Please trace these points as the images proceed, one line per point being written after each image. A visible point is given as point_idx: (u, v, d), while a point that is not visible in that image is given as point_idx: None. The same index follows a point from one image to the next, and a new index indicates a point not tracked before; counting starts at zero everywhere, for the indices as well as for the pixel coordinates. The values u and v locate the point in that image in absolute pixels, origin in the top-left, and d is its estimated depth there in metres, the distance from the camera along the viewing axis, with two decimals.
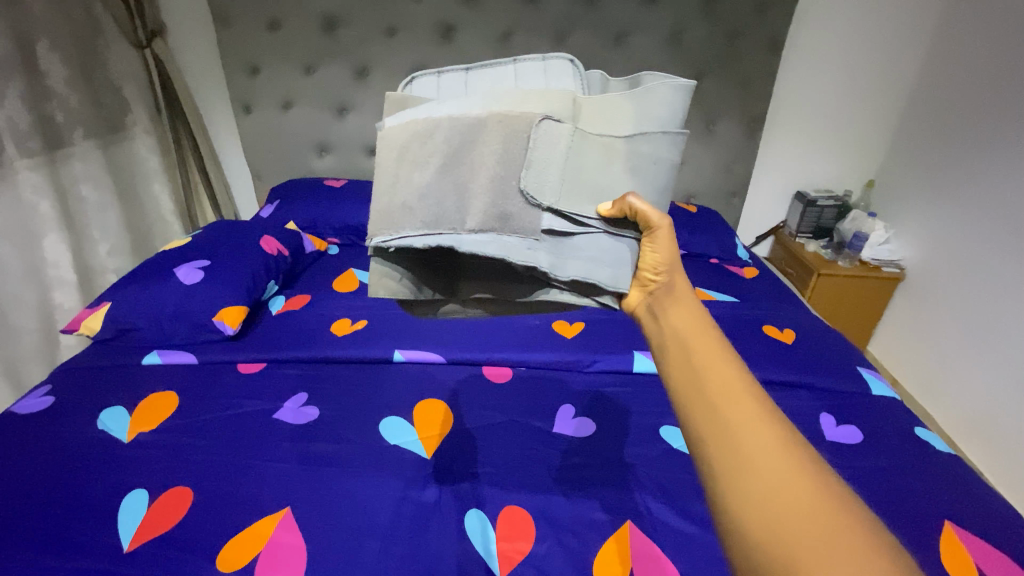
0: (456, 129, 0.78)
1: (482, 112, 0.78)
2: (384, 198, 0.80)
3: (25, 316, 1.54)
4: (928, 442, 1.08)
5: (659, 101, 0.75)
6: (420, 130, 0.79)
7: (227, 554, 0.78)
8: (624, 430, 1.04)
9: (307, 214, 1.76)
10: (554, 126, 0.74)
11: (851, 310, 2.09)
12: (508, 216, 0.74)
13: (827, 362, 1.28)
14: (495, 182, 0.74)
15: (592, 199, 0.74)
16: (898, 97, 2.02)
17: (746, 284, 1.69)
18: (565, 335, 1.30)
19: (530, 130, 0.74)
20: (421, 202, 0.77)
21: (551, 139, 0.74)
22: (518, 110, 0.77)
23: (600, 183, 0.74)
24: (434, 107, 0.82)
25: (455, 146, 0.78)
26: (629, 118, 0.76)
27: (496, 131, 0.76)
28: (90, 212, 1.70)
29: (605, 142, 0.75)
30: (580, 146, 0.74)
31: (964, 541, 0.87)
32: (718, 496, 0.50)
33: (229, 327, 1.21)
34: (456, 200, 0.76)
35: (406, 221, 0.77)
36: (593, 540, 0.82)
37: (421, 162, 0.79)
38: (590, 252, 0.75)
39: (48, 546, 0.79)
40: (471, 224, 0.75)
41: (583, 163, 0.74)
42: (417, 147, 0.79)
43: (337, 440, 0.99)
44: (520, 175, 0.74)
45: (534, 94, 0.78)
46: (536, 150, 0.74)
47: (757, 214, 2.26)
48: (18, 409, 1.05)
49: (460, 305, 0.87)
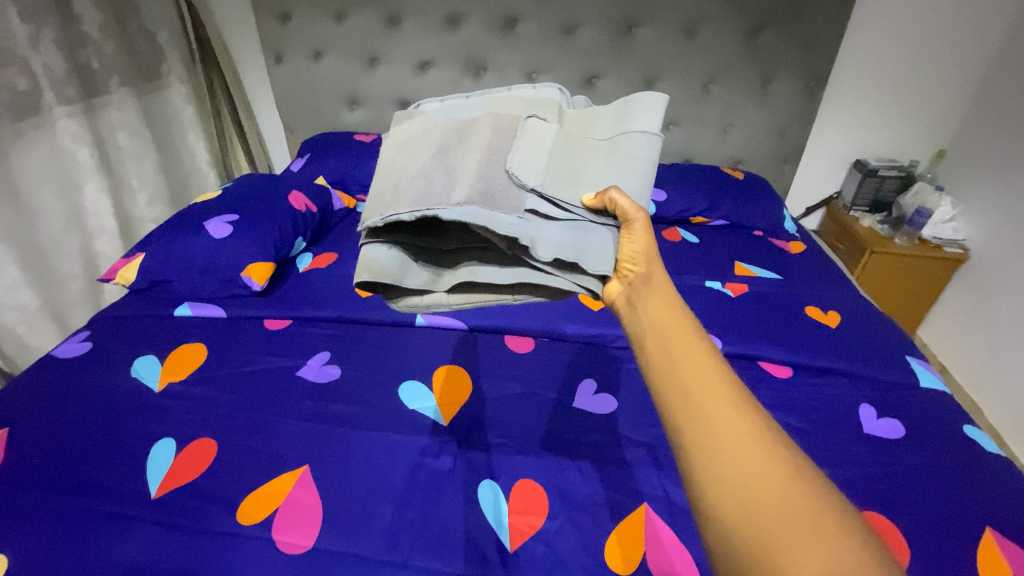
0: (451, 127, 0.79)
1: (476, 113, 0.80)
2: (378, 185, 0.76)
3: (70, 262, 1.61)
4: (976, 441, 1.00)
5: (632, 106, 0.77)
6: (418, 130, 0.80)
7: (247, 507, 0.80)
8: (645, 410, 1.00)
9: (336, 169, 1.75)
10: (540, 122, 0.77)
11: (905, 293, 1.93)
12: (493, 193, 0.70)
13: (872, 349, 1.19)
14: (483, 162, 0.73)
15: (574, 187, 0.72)
16: (986, 55, 1.78)
17: (790, 259, 1.58)
18: (592, 307, 1.26)
19: (517, 125, 0.77)
20: (411, 182, 0.73)
21: (537, 133, 0.76)
22: (508, 111, 0.79)
23: (581, 175, 0.74)
24: (432, 115, 0.83)
25: (449, 138, 0.77)
26: (609, 124, 0.78)
27: (486, 125, 0.77)
28: (128, 161, 1.73)
29: (584, 144, 0.77)
30: (564, 142, 0.76)
31: (1005, 552, 0.79)
32: (698, 500, 0.45)
33: (256, 283, 1.22)
34: (444, 179, 0.73)
35: (395, 199, 0.72)
36: (606, 522, 0.80)
37: (416, 153, 0.77)
38: (574, 237, 0.70)
39: (80, 488, 0.82)
40: (457, 199, 0.69)
41: (567, 158, 0.75)
42: (413, 143, 0.78)
43: (357, 400, 1.00)
44: (506, 158, 0.73)
45: (525, 102, 0.81)
46: (522, 140, 0.75)
47: (808, 183, 2.10)
48: (59, 353, 1.10)
49: (446, 296, 0.74)
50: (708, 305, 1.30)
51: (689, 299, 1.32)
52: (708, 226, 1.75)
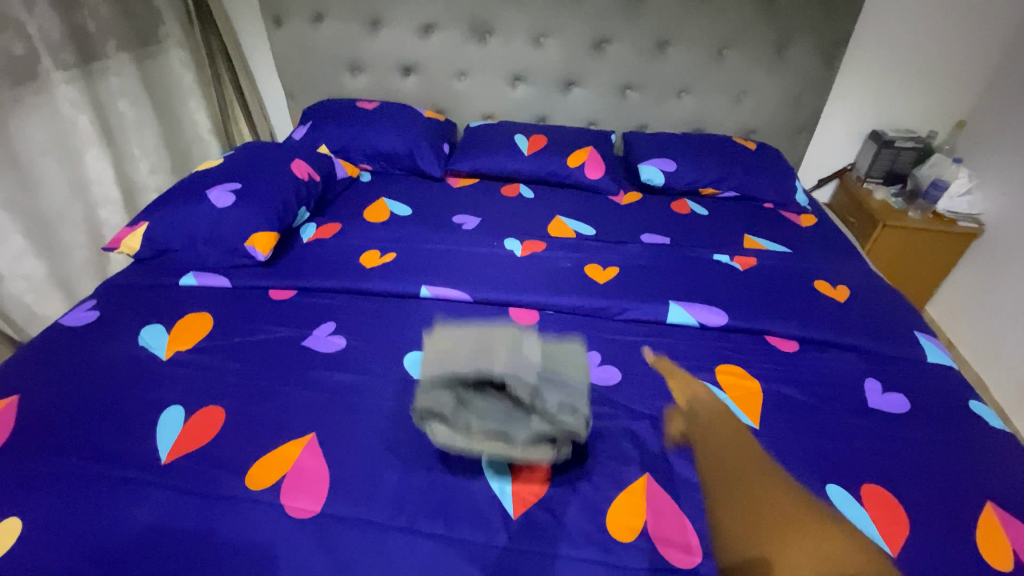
0: (470, 357, 0.91)
1: (488, 345, 0.92)
2: (423, 411, 0.85)
3: (75, 231, 1.60)
4: (980, 417, 0.99)
5: (577, 350, 0.97)
6: (442, 363, 0.90)
7: (255, 472, 0.82)
8: (649, 383, 1.00)
9: (339, 138, 1.72)
10: (526, 355, 0.91)
11: (917, 268, 1.90)
12: (513, 454, 0.82)
13: (879, 323, 1.18)
14: (501, 407, 0.85)
15: (562, 400, 0.86)
16: (1014, 18, 1.70)
17: (800, 232, 1.55)
18: (597, 280, 1.25)
19: (512, 357, 0.90)
20: (456, 426, 0.84)
21: (526, 363, 0.90)
22: (508, 348, 0.92)
23: (562, 390, 0.88)
24: (447, 349, 0.93)
25: (473, 365, 0.88)
26: (570, 357, 0.95)
27: (499, 359, 0.90)
28: (129, 129, 1.71)
29: (560, 363, 0.92)
30: (548, 365, 0.90)
31: (1005, 525, 0.80)
32: None
33: (260, 253, 1.22)
34: (475, 427, 0.83)
35: (450, 440, 0.82)
36: (608, 491, 0.81)
37: (445, 389, 0.86)
38: (565, 428, 0.83)
39: (92, 452, 0.84)
40: (484, 454, 0.82)
41: (550, 379, 0.89)
42: (441, 377, 0.88)
43: (362, 370, 1.00)
44: (519, 399, 0.85)
45: (514, 336, 0.95)
46: (519, 371, 0.88)
47: (821, 155, 2.04)
48: (66, 321, 1.11)
49: (474, 452, 0.83)
50: (715, 279, 1.28)
51: (696, 272, 1.30)
52: (717, 198, 1.71)
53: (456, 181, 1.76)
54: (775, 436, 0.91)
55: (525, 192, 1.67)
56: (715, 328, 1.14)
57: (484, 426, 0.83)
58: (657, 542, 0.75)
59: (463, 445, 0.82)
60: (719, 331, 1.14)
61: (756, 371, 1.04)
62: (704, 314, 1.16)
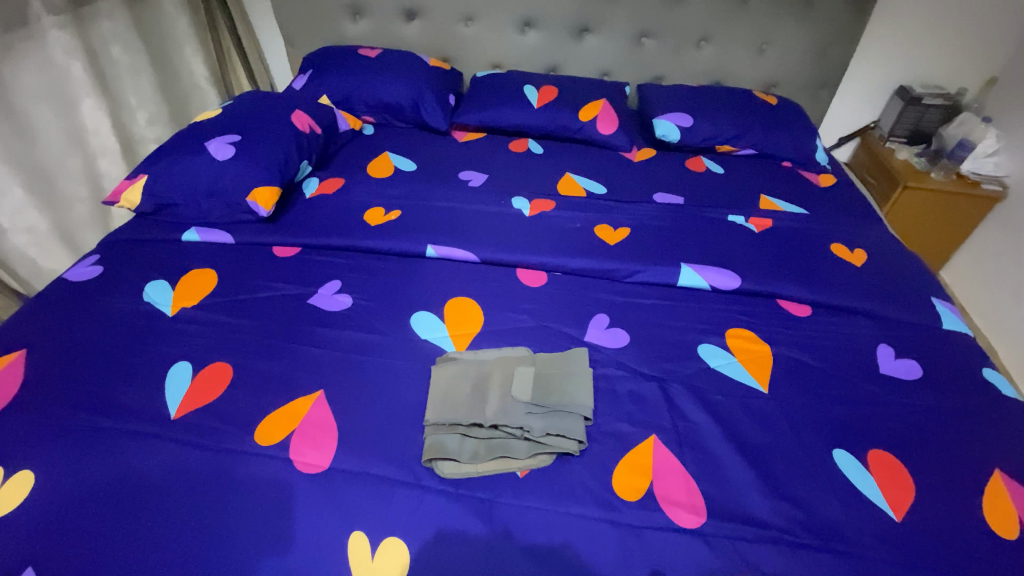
0: (465, 377, 0.88)
1: (482, 366, 0.90)
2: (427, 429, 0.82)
3: (75, 184, 1.57)
4: (994, 385, 0.98)
5: (580, 358, 0.92)
6: (440, 388, 0.87)
7: (264, 428, 0.82)
8: (657, 345, 0.99)
9: (341, 88, 1.65)
10: (521, 367, 0.89)
11: (934, 232, 1.85)
12: (510, 454, 0.79)
13: (896, 288, 1.15)
14: (497, 412, 0.82)
15: (557, 402, 0.83)
16: None
17: (819, 193, 1.50)
18: (607, 240, 1.22)
19: (507, 373, 0.88)
20: (452, 439, 0.80)
21: (521, 375, 0.87)
22: (503, 364, 0.90)
23: (558, 393, 0.85)
24: (442, 373, 0.89)
25: (469, 388, 0.86)
26: (567, 359, 0.92)
27: (493, 378, 0.88)
28: (124, 77, 1.65)
29: (555, 369, 0.89)
30: (542, 374, 0.88)
31: (1011, 494, 0.80)
32: None
33: (262, 208, 1.19)
34: (473, 438, 0.81)
35: (444, 457, 0.78)
36: (615, 451, 0.82)
37: (442, 407, 0.83)
38: (560, 427, 0.81)
39: (103, 407, 0.85)
40: (482, 459, 0.79)
41: (546, 385, 0.86)
42: (439, 398, 0.85)
43: (368, 329, 1.00)
44: (513, 407, 0.83)
45: (507, 355, 0.93)
46: (513, 385, 0.86)
47: (845, 111, 1.95)
48: (70, 276, 1.10)
49: (474, 468, 0.78)
50: (729, 241, 1.24)
51: (709, 233, 1.27)
52: (734, 156, 1.65)
53: (462, 135, 1.69)
54: (784, 400, 0.91)
55: (534, 148, 1.61)
56: (726, 291, 1.12)
57: (484, 439, 0.81)
58: (661, 502, 0.76)
59: (474, 473, 0.78)
60: (731, 294, 1.12)
61: (767, 335, 1.02)
62: (716, 277, 1.13)
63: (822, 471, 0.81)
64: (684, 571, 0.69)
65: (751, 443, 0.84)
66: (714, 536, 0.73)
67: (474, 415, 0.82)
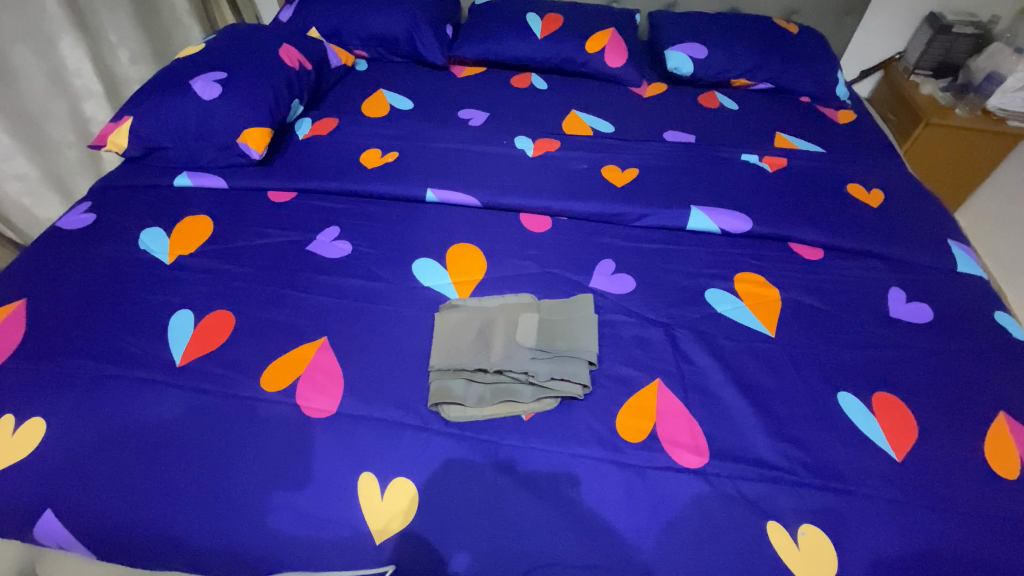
0: (470, 323, 0.87)
1: (488, 313, 0.89)
2: (432, 375, 0.82)
3: (61, 128, 1.51)
4: (1005, 327, 0.96)
5: (584, 302, 0.91)
6: (446, 335, 0.86)
7: (270, 374, 0.83)
8: (664, 291, 0.97)
9: (331, 20, 1.55)
10: (526, 313, 0.88)
11: (953, 172, 1.77)
12: (514, 398, 0.80)
13: (912, 230, 1.12)
14: (501, 358, 0.82)
15: (562, 348, 0.83)
16: None
17: (837, 130, 1.42)
18: (615, 182, 1.18)
19: (513, 319, 0.87)
20: (458, 383, 0.81)
21: (526, 321, 0.87)
22: (507, 311, 0.89)
23: (562, 339, 0.84)
24: (446, 320, 0.88)
25: (474, 334, 0.85)
26: (571, 305, 0.91)
27: (498, 324, 0.87)
28: (101, 10, 1.54)
29: (558, 316, 0.88)
30: (547, 321, 0.87)
31: (1013, 434, 0.80)
32: None
33: (254, 151, 1.14)
34: (478, 381, 0.81)
35: (449, 402, 0.79)
36: (619, 395, 0.82)
37: (448, 354, 0.83)
38: (562, 371, 0.81)
39: (108, 356, 0.84)
40: (487, 403, 0.79)
41: (550, 331, 0.86)
42: (444, 345, 0.85)
43: (368, 276, 0.98)
44: (518, 353, 0.82)
45: (512, 302, 0.92)
46: (518, 330, 0.85)
47: (869, 41, 1.83)
48: (63, 224, 1.07)
49: (479, 411, 0.79)
50: (741, 182, 1.20)
51: (721, 174, 1.22)
52: (750, 91, 1.56)
53: (461, 70, 1.60)
54: (790, 345, 0.90)
55: (537, 83, 1.52)
56: (736, 234, 1.09)
57: (489, 384, 0.81)
58: (665, 444, 0.77)
59: (479, 416, 0.78)
60: (740, 237, 1.09)
61: (777, 279, 1.00)
62: (726, 220, 1.10)
63: (825, 414, 0.81)
64: (685, 508, 0.71)
65: (755, 387, 0.84)
66: (715, 475, 0.74)
67: (479, 361, 0.82)
